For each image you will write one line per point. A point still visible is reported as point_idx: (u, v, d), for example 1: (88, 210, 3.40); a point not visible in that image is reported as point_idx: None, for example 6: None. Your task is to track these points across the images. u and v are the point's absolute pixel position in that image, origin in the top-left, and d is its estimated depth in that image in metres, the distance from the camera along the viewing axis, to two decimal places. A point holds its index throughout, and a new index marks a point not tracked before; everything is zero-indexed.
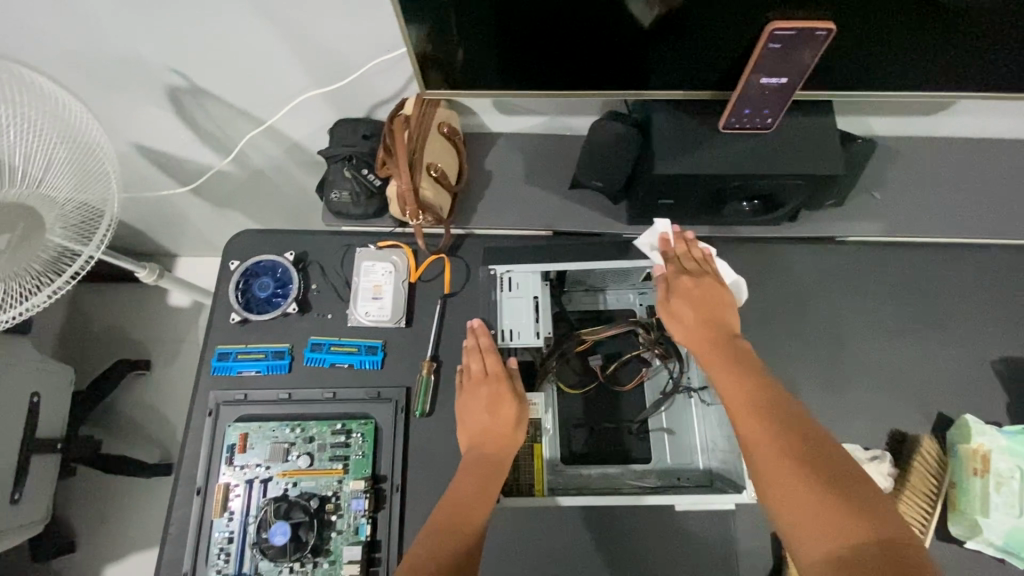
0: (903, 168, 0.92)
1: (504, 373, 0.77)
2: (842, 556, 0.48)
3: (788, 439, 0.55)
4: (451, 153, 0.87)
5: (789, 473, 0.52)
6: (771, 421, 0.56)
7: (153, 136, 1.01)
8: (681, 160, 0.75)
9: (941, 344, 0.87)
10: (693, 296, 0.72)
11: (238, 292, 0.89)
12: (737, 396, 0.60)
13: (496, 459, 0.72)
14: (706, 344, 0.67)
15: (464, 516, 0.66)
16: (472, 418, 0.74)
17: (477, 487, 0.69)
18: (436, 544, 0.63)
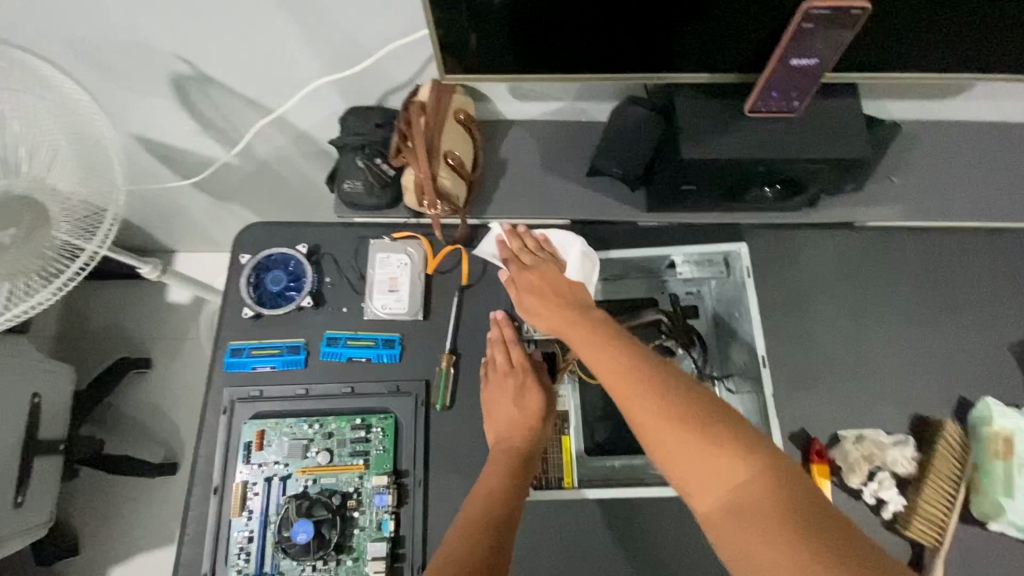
0: (921, 152, 0.91)
1: (528, 364, 0.78)
2: (729, 502, 0.50)
3: (656, 397, 0.56)
4: (468, 141, 0.84)
5: (667, 432, 0.54)
6: (627, 384, 0.59)
7: (155, 127, 0.98)
8: (706, 144, 0.73)
9: (961, 328, 0.87)
10: (535, 281, 0.78)
11: (250, 287, 0.87)
12: (605, 364, 0.62)
13: (523, 449, 0.71)
14: (567, 322, 0.70)
15: (496, 503, 0.65)
16: (498, 408, 0.75)
17: (507, 476, 0.68)
18: (470, 532, 0.62)
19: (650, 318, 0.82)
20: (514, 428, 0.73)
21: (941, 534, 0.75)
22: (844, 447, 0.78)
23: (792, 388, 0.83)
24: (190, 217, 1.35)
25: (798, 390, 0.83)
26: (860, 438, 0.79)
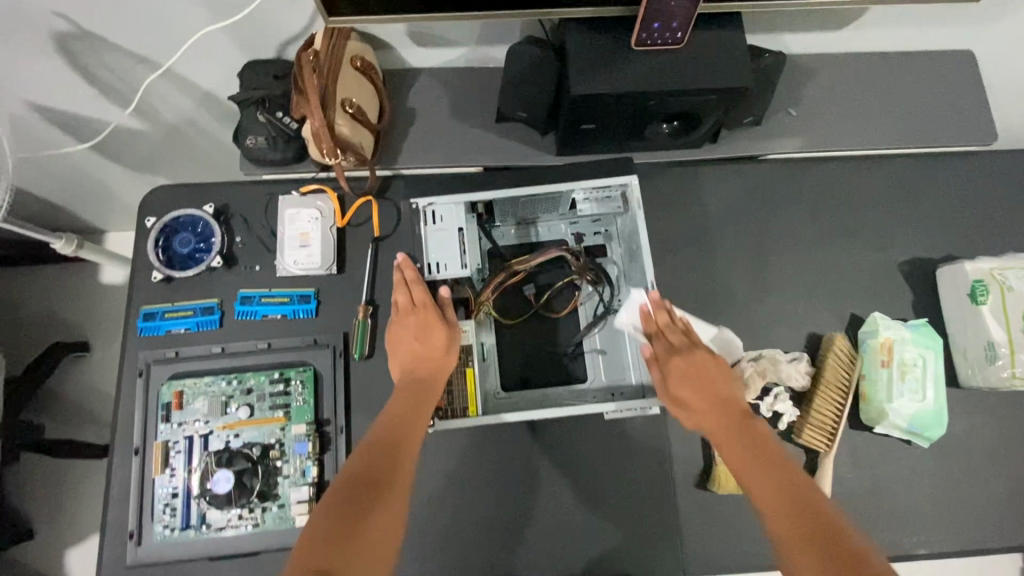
0: (818, 84, 0.94)
1: (432, 301, 0.78)
2: None
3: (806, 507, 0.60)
4: (369, 90, 0.84)
5: None
6: (777, 489, 0.62)
7: (49, 93, 0.94)
8: (597, 79, 0.74)
9: (854, 251, 0.92)
10: (691, 380, 0.71)
11: (158, 250, 0.86)
12: (759, 480, 0.63)
13: (430, 377, 0.73)
14: (719, 422, 0.69)
15: (386, 442, 0.67)
16: (403, 345, 0.76)
17: (413, 403, 0.71)
18: (373, 452, 0.66)
19: (554, 254, 0.82)
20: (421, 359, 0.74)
21: (831, 437, 0.81)
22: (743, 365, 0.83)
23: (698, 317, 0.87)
24: (110, 191, 1.31)
25: (701, 318, 0.88)
26: (757, 358, 0.83)
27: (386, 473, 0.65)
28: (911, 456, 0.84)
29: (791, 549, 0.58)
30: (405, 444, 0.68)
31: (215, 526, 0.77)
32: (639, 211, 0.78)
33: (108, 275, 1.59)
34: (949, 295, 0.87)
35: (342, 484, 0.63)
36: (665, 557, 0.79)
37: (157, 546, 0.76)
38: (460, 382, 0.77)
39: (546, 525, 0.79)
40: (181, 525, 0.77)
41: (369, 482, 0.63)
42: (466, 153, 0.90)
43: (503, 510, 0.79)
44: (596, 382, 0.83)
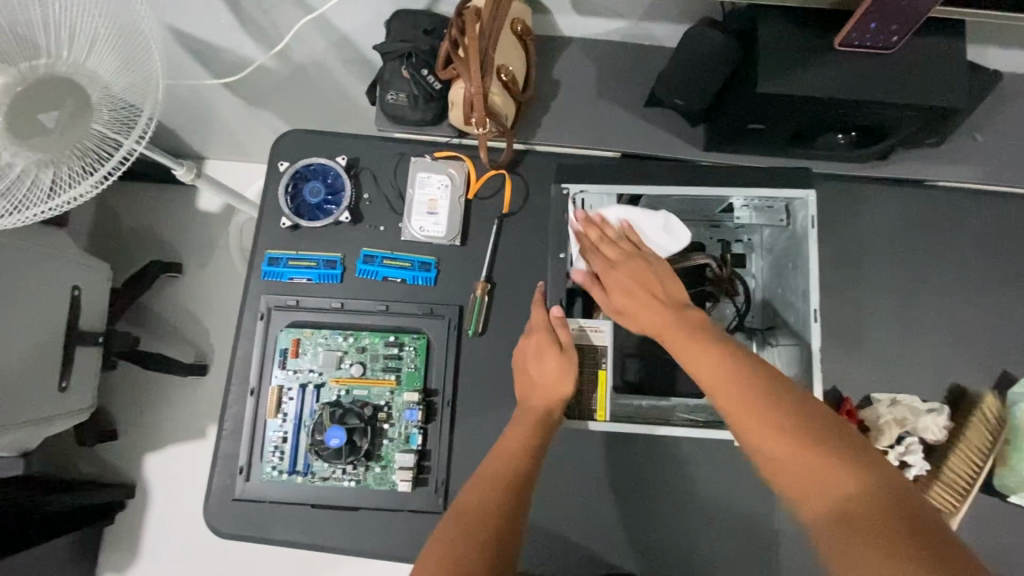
0: (1015, 109, 0.83)
1: (566, 333, 0.73)
2: (845, 515, 0.48)
3: (782, 423, 0.54)
4: (522, 56, 0.79)
5: (771, 435, 0.54)
6: (795, 455, 0.52)
7: (192, 20, 0.92)
8: (788, 78, 0.67)
9: (1017, 302, 0.83)
10: (624, 280, 0.71)
11: (287, 196, 0.85)
12: (759, 431, 0.55)
13: (543, 414, 0.70)
14: (736, 400, 0.57)
15: (513, 462, 0.67)
16: (534, 376, 0.72)
17: (527, 438, 0.69)
18: (485, 493, 0.64)
19: (700, 262, 0.78)
20: (539, 394, 0.71)
21: (961, 500, 0.75)
22: (877, 408, 0.77)
23: (831, 347, 0.82)
24: (221, 122, 1.31)
25: (833, 350, 0.82)
26: (892, 403, 0.78)
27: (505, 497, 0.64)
28: None
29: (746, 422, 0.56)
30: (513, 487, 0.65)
31: (320, 475, 0.79)
32: (809, 228, 0.71)
33: (205, 201, 1.63)
34: None
35: (457, 519, 0.62)
36: None
37: (264, 484, 0.79)
38: (590, 384, 0.74)
39: (643, 529, 0.78)
40: (286, 469, 0.79)
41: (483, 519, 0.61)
42: (607, 137, 0.85)
43: (600, 507, 0.79)
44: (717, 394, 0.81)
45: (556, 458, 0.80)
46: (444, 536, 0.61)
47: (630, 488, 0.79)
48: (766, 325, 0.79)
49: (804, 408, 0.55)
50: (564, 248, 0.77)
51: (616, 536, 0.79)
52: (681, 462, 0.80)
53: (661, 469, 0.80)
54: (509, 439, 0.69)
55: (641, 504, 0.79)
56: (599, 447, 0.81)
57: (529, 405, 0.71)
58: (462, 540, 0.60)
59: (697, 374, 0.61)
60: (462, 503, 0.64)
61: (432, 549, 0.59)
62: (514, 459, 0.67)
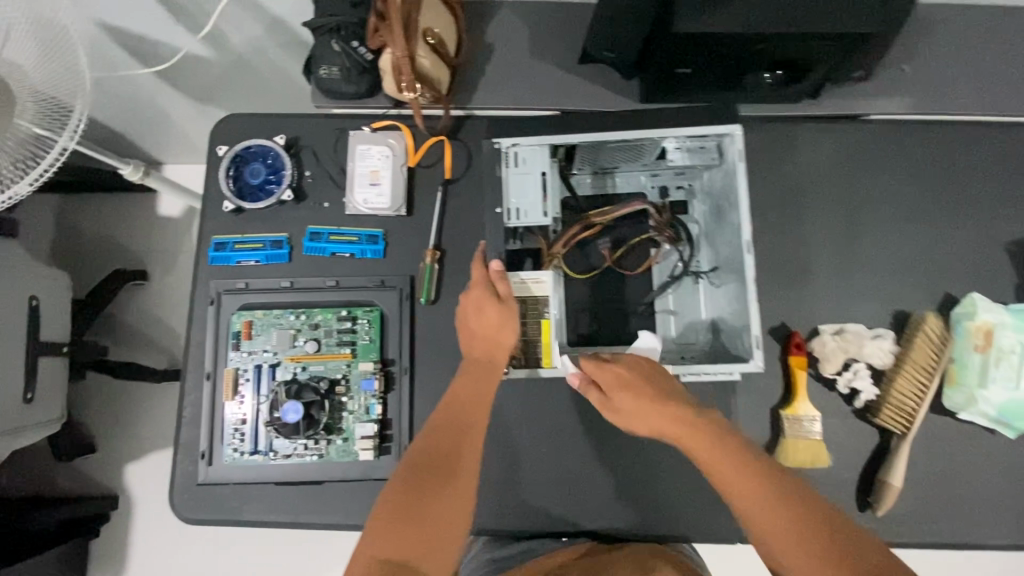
0: (939, 39, 0.85)
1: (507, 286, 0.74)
2: None
3: (806, 535, 0.55)
4: (451, 21, 0.80)
5: (794, 538, 0.55)
6: (816, 565, 0.53)
7: (119, 14, 0.91)
8: (703, 15, 0.68)
9: (955, 226, 0.85)
10: (625, 395, 0.68)
11: (229, 180, 0.85)
12: (782, 541, 0.55)
13: (486, 363, 0.71)
14: (763, 516, 0.57)
15: (459, 406, 0.68)
16: (477, 330, 0.73)
17: (475, 394, 0.69)
18: (434, 438, 0.65)
19: (637, 207, 0.79)
20: (483, 346, 0.72)
21: (912, 421, 0.77)
22: (823, 338, 0.79)
23: (778, 285, 0.83)
24: (170, 123, 1.30)
25: (780, 287, 0.83)
26: (840, 331, 0.80)
27: (454, 448, 0.65)
28: (994, 445, 0.79)
29: (769, 521, 0.56)
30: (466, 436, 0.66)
31: (282, 453, 0.79)
32: (739, 163, 0.72)
33: (166, 207, 1.61)
34: None
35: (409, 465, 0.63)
36: (722, 521, 0.78)
37: (226, 467, 0.79)
38: (535, 332, 0.76)
39: (606, 477, 0.80)
40: (248, 450, 0.79)
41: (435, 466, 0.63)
42: (544, 96, 0.86)
43: (563, 459, 0.80)
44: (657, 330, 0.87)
45: (517, 416, 0.81)
46: (400, 482, 0.62)
47: (591, 439, 0.80)
48: (712, 267, 0.79)
49: (826, 519, 0.55)
50: (501, 202, 0.76)
51: (582, 485, 0.80)
52: None
53: None
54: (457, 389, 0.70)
55: (603, 454, 0.80)
56: (559, 402, 0.81)
57: (473, 356, 0.72)
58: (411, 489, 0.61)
59: (720, 481, 0.60)
60: (415, 451, 0.65)
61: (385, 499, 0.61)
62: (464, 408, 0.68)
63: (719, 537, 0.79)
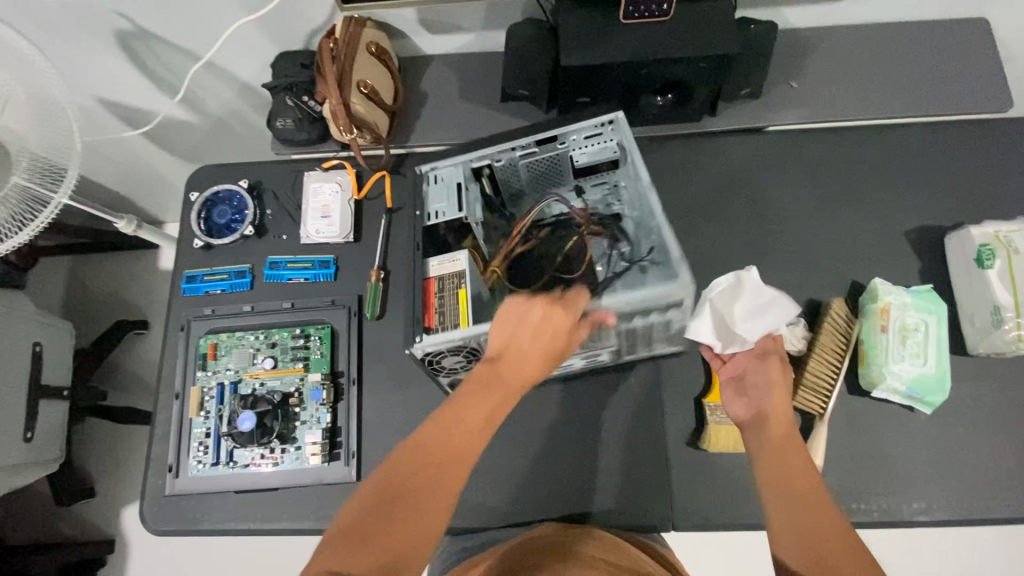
0: (822, 58, 0.95)
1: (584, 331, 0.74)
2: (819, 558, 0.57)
3: (816, 509, 0.63)
4: (384, 72, 0.92)
5: (792, 505, 0.64)
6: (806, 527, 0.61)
7: (112, 88, 1.07)
8: (588, 50, 0.79)
9: (857, 220, 0.92)
10: (762, 375, 0.77)
11: (200, 221, 0.96)
12: (787, 503, 0.64)
13: (511, 374, 0.69)
14: (784, 484, 0.66)
15: (490, 392, 0.67)
16: (524, 344, 0.69)
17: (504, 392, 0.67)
18: (450, 420, 0.65)
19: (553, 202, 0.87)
20: (517, 372, 0.69)
21: (826, 400, 0.82)
22: None
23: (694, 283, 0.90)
24: (165, 182, 1.45)
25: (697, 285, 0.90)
26: None
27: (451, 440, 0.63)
28: (914, 422, 0.82)
29: (779, 489, 0.66)
30: (458, 440, 0.63)
31: (241, 463, 0.85)
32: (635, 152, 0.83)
33: (166, 261, 1.75)
34: (957, 261, 0.85)
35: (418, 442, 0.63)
36: (656, 509, 0.82)
37: (191, 479, 0.86)
38: (453, 304, 0.77)
39: (541, 470, 0.85)
40: (211, 461, 0.85)
41: (439, 465, 0.61)
42: (474, 131, 0.97)
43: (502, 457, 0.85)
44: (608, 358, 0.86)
45: None
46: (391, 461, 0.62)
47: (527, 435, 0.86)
48: (650, 248, 0.82)
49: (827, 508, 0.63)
50: (421, 207, 0.85)
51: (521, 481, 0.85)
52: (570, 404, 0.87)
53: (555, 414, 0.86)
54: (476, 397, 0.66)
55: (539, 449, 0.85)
56: None
57: (506, 377, 0.68)
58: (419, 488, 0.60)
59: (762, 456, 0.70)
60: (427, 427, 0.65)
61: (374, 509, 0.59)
62: (495, 390, 0.67)
63: (653, 525, 0.82)
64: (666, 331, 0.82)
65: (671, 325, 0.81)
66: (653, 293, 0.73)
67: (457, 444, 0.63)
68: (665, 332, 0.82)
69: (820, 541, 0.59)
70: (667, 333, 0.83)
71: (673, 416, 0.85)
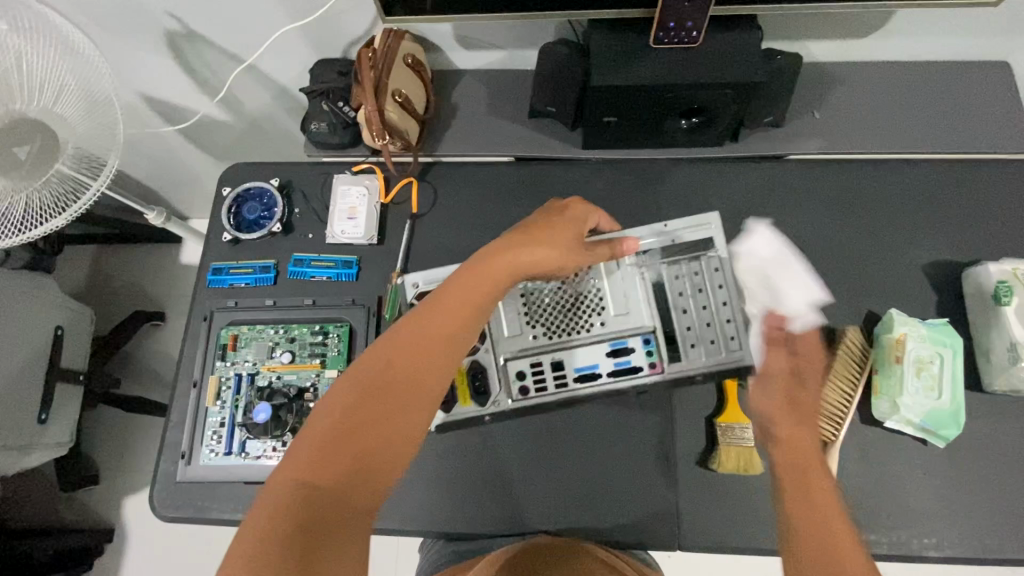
0: (844, 91, 0.97)
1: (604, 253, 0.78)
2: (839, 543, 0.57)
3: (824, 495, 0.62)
4: (418, 83, 0.95)
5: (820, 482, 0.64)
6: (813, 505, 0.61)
7: (155, 85, 1.11)
8: (618, 71, 0.82)
9: (874, 251, 0.93)
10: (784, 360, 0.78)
11: (230, 215, 0.99)
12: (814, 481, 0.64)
13: (509, 267, 0.67)
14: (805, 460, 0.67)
15: (481, 279, 0.65)
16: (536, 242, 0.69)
17: (499, 279, 0.66)
18: (443, 311, 0.63)
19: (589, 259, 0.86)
20: (515, 257, 0.67)
21: (839, 428, 0.81)
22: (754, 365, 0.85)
23: None
24: (195, 179, 1.49)
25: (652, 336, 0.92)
26: None
27: (436, 331, 0.62)
28: (926, 455, 0.82)
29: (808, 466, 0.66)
30: (447, 324, 0.63)
31: (253, 454, 0.86)
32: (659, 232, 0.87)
33: (187, 256, 1.79)
34: (974, 297, 0.86)
35: (410, 331, 0.61)
36: (662, 527, 0.82)
37: (201, 467, 0.86)
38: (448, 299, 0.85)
39: (548, 480, 0.85)
40: (223, 451, 0.87)
41: (428, 352, 0.61)
42: (500, 144, 1.00)
43: (509, 464, 0.86)
44: (639, 375, 0.82)
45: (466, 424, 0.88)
46: (390, 352, 0.60)
47: (536, 443, 0.87)
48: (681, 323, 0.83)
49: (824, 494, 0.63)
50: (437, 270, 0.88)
51: (528, 490, 0.85)
52: (581, 415, 0.87)
53: (565, 425, 0.87)
54: (464, 281, 0.65)
55: (546, 459, 0.86)
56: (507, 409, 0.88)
57: (515, 259, 0.67)
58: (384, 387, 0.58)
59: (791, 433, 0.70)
60: (419, 316, 0.62)
61: (331, 414, 0.56)
62: (475, 286, 0.65)
63: (657, 540, 0.82)
64: (702, 340, 0.82)
65: (708, 310, 0.83)
66: (681, 223, 0.85)
67: (443, 327, 0.62)
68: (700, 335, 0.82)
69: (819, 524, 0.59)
70: (706, 340, 0.82)
71: (683, 435, 0.85)
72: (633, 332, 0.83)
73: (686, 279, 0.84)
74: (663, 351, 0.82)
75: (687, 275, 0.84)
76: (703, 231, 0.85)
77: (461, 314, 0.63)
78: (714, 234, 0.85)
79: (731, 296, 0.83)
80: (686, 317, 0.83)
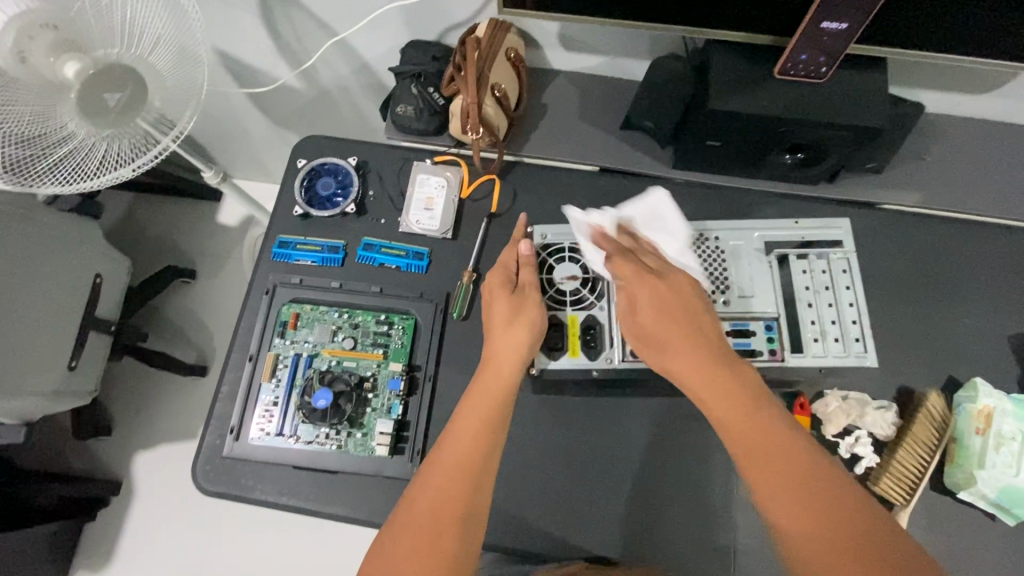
0: (947, 146, 0.94)
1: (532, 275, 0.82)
2: (830, 522, 0.57)
3: (800, 456, 0.61)
4: (514, 79, 0.92)
5: (778, 441, 0.62)
6: (785, 488, 0.59)
7: (235, 43, 1.07)
8: (734, 98, 0.79)
9: (961, 314, 0.90)
10: (651, 293, 0.74)
11: (302, 189, 0.96)
12: (761, 456, 0.61)
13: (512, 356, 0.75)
14: (749, 423, 0.64)
15: (500, 366, 0.74)
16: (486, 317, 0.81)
17: (506, 365, 0.74)
18: (471, 426, 0.68)
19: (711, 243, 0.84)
20: (503, 337, 0.77)
21: (909, 492, 0.80)
22: (828, 401, 0.83)
23: None
24: (249, 140, 1.45)
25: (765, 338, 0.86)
26: (845, 397, 0.83)
27: (472, 448, 0.67)
28: (994, 531, 0.80)
29: (751, 431, 0.63)
30: (473, 428, 0.68)
31: (305, 439, 0.84)
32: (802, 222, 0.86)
33: (225, 215, 1.75)
34: None
35: (437, 463, 0.67)
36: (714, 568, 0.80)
37: (251, 444, 0.84)
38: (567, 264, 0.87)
39: (602, 505, 0.83)
40: (274, 430, 0.84)
41: (465, 461, 0.66)
42: (589, 152, 0.97)
43: (565, 485, 0.84)
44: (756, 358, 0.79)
45: (524, 436, 0.86)
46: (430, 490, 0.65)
47: (594, 467, 0.84)
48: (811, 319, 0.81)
49: (806, 458, 0.61)
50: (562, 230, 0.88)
51: (581, 513, 0.83)
52: (645, 444, 0.85)
53: (625, 452, 0.85)
54: (477, 389, 0.72)
55: (602, 484, 0.84)
56: (568, 426, 0.86)
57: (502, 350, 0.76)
58: (452, 483, 0.65)
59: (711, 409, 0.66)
60: (446, 442, 0.68)
61: (418, 518, 0.63)
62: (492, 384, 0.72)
63: None
64: (825, 336, 0.80)
65: (834, 309, 0.82)
66: (814, 223, 0.85)
67: (473, 427, 0.68)
68: (824, 330, 0.81)
69: (807, 515, 0.57)
70: (831, 336, 0.80)
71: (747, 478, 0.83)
72: (756, 316, 0.80)
73: (815, 274, 0.83)
74: (785, 340, 0.80)
75: (815, 272, 0.83)
76: (834, 230, 0.85)
77: (486, 422, 0.69)
78: (845, 237, 0.85)
79: (858, 296, 0.81)
80: (812, 311, 0.82)
